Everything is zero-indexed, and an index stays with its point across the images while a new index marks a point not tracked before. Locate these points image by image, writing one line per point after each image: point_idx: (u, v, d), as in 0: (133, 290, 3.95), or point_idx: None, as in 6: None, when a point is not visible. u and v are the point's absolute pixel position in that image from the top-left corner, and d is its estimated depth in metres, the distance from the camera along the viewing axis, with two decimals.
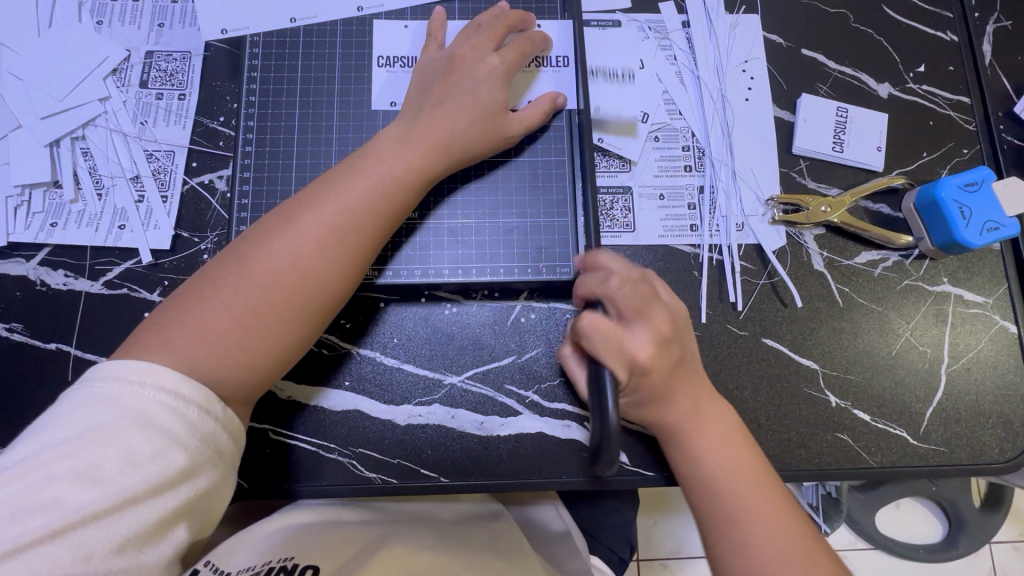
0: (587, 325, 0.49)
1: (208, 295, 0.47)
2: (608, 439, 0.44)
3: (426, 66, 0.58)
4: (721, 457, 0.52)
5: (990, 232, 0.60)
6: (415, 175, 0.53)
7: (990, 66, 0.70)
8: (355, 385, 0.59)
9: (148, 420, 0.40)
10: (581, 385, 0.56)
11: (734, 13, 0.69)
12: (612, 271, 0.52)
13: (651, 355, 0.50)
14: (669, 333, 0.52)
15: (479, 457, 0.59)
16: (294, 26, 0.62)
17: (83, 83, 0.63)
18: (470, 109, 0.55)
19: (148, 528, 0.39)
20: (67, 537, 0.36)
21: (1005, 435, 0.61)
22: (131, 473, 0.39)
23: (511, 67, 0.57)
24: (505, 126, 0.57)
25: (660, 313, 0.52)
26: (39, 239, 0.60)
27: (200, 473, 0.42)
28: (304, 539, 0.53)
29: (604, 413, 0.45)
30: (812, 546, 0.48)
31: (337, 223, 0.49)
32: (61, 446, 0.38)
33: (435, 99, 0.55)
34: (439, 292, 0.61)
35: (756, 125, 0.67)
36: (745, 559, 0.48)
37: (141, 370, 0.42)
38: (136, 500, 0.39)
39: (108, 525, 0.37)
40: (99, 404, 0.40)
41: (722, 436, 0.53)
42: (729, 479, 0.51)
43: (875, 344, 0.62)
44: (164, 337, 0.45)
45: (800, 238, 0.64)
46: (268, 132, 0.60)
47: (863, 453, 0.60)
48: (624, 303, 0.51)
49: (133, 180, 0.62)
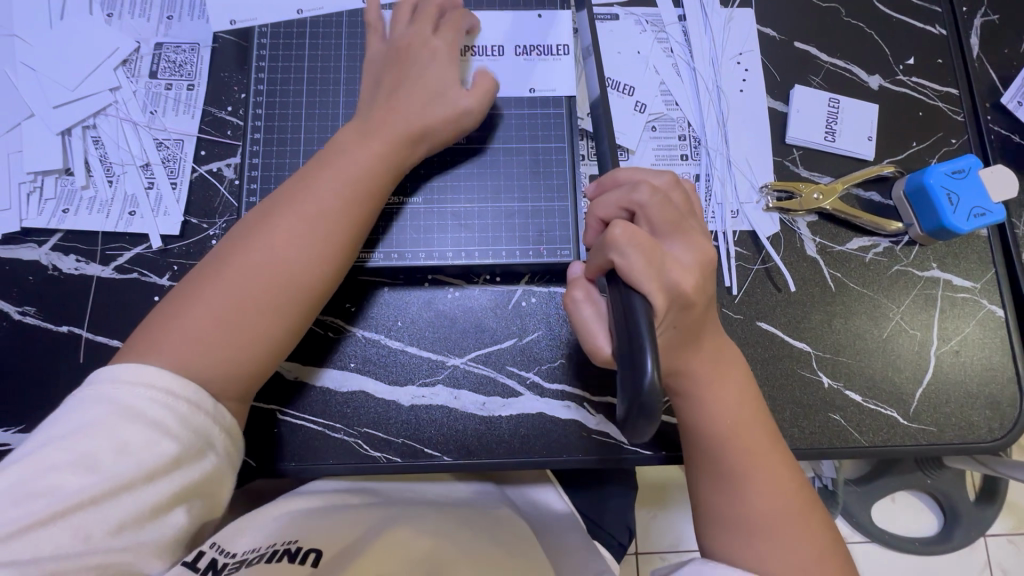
0: (621, 234, 0.45)
1: (188, 300, 0.48)
2: (648, 402, 0.37)
3: (374, 55, 0.59)
4: (733, 414, 0.52)
5: (977, 217, 0.62)
6: (384, 165, 0.54)
7: (978, 59, 0.72)
8: (360, 366, 0.61)
9: (140, 414, 0.43)
10: (599, 330, 0.50)
11: (729, 7, 0.71)
12: (639, 183, 0.49)
13: (690, 277, 0.48)
14: (707, 253, 0.50)
15: (481, 436, 0.60)
16: (300, 17, 0.64)
17: (94, 74, 0.65)
18: (422, 94, 0.56)
19: (144, 512, 0.42)
20: (67, 520, 0.39)
21: (993, 416, 0.63)
22: (125, 463, 0.41)
23: (451, 45, 0.58)
24: (460, 103, 0.57)
25: (694, 232, 0.50)
26: (52, 225, 0.62)
27: (193, 461, 0.44)
28: (305, 523, 0.55)
29: (641, 369, 0.38)
30: (798, 502, 0.50)
31: (308, 215, 0.51)
32: (61, 438, 0.41)
33: (389, 89, 0.56)
34: (442, 275, 0.63)
35: (750, 115, 0.68)
36: (737, 511, 0.50)
37: (129, 370, 0.44)
38: (130, 487, 0.41)
39: (104, 509, 0.40)
40: (97, 399, 0.43)
41: (737, 394, 0.53)
42: (738, 432, 0.52)
43: (866, 327, 0.64)
44: (151, 342, 0.46)
45: (793, 225, 0.66)
46: (276, 120, 0.61)
47: (855, 432, 0.62)
48: (657, 215, 0.49)
49: (143, 168, 0.64)
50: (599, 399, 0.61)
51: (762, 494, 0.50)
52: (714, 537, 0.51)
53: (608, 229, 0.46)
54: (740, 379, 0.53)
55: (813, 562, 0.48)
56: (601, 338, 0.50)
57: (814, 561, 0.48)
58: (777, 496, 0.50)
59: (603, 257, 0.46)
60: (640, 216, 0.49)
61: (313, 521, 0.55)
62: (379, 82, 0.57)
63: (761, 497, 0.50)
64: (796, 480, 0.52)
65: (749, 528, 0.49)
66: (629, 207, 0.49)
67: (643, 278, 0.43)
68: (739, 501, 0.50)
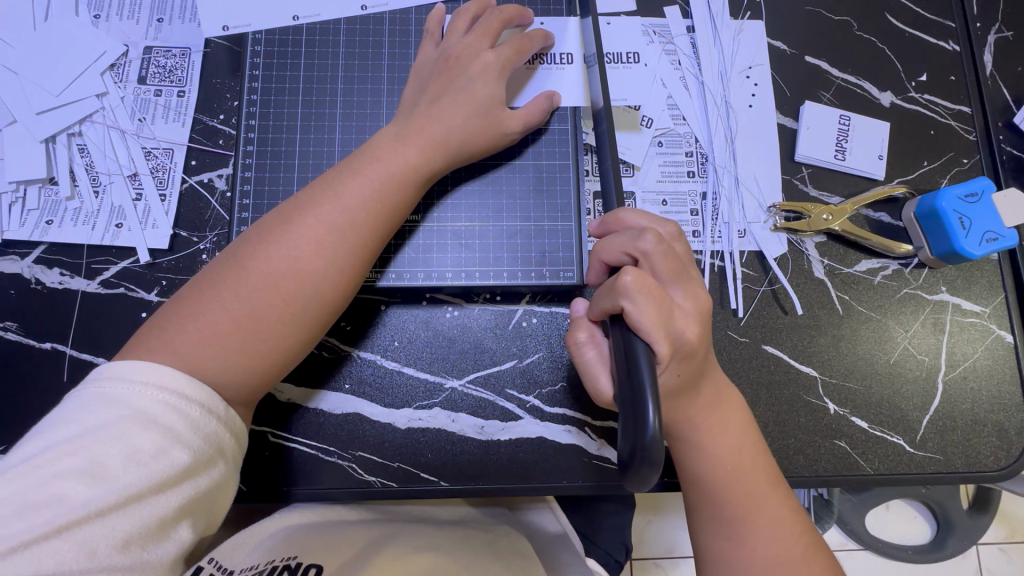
0: (632, 281, 0.43)
1: (208, 298, 0.46)
2: (650, 454, 0.36)
3: (423, 65, 0.57)
4: (734, 451, 0.51)
5: (989, 242, 0.60)
6: (413, 172, 0.52)
7: (991, 76, 0.70)
8: (355, 388, 0.59)
9: (152, 418, 0.40)
10: (602, 372, 0.49)
11: (739, 19, 0.69)
12: (645, 229, 0.47)
13: (693, 326, 0.46)
14: (706, 301, 0.49)
15: (479, 460, 0.58)
16: (296, 24, 0.61)
17: (80, 79, 0.62)
18: (467, 104, 0.54)
19: (152, 525, 0.38)
20: (73, 533, 0.35)
21: (1001, 443, 0.62)
22: (134, 471, 0.38)
23: (506, 63, 0.56)
24: (504, 122, 0.56)
25: (694, 281, 0.49)
26: (34, 237, 0.59)
27: (204, 470, 0.41)
28: (305, 538, 0.53)
29: (644, 420, 0.37)
30: (801, 544, 0.49)
31: (337, 224, 0.49)
32: (64, 444, 0.38)
33: (432, 95, 0.55)
34: (441, 295, 0.61)
35: (759, 132, 0.67)
36: (738, 553, 0.49)
37: (143, 371, 0.41)
38: (140, 498, 0.38)
39: (112, 521, 0.37)
40: (102, 403, 0.40)
41: (736, 430, 0.52)
42: (738, 474, 0.50)
43: (874, 351, 0.63)
44: (165, 339, 0.44)
45: (801, 246, 0.64)
46: (271, 131, 0.59)
47: (861, 460, 0.61)
48: (660, 264, 0.47)
49: (131, 178, 0.61)
50: (601, 424, 0.59)
51: (762, 539, 0.49)
52: None
53: (618, 274, 0.44)
54: (740, 419, 0.52)
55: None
56: (602, 379, 0.49)
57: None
58: (778, 541, 0.49)
59: (610, 301, 0.44)
60: (643, 264, 0.47)
61: (313, 535, 0.54)
62: (423, 89, 0.56)
63: (762, 538, 0.49)
64: (798, 521, 0.50)
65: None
66: (633, 254, 0.48)
67: (650, 327, 0.42)
68: (737, 545, 0.49)
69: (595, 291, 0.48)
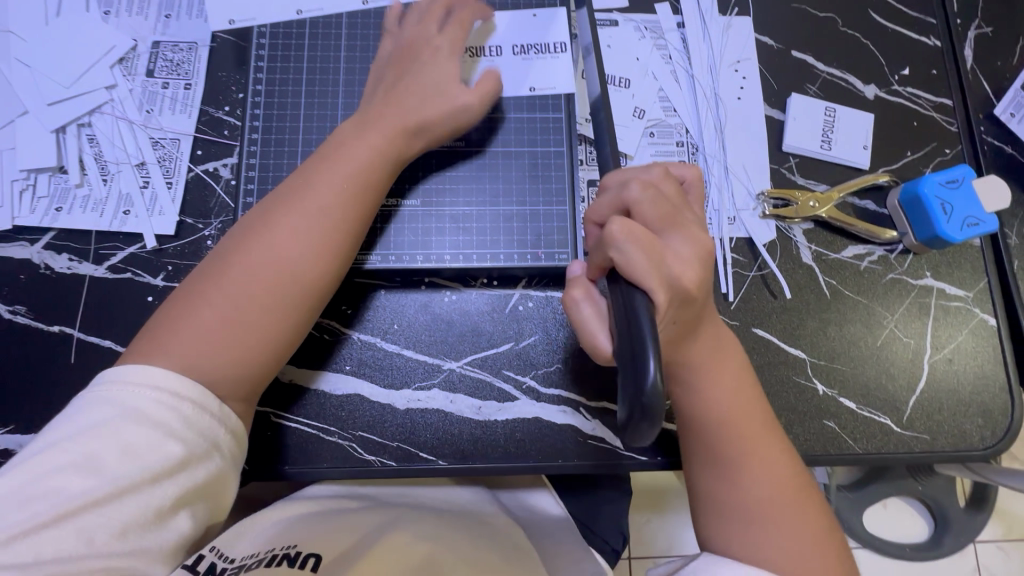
0: (619, 231, 0.44)
1: (195, 300, 0.48)
2: (650, 404, 0.37)
3: (382, 55, 0.60)
4: (732, 398, 0.52)
5: (970, 227, 0.62)
6: (382, 158, 0.54)
7: (972, 71, 0.73)
8: (356, 369, 0.60)
9: (145, 415, 0.42)
10: (599, 329, 0.48)
11: (728, 15, 0.71)
12: (630, 180, 0.48)
13: (691, 270, 0.46)
14: (704, 243, 0.49)
15: (477, 440, 0.60)
16: (300, 18, 0.63)
17: (90, 72, 0.64)
18: (421, 87, 0.56)
19: (149, 515, 0.40)
20: (72, 522, 0.38)
21: (985, 423, 0.64)
22: (128, 464, 0.40)
23: (456, 40, 0.59)
24: (475, 102, 0.57)
25: (690, 225, 0.49)
26: (44, 223, 0.61)
27: (199, 464, 0.43)
28: (307, 528, 0.55)
29: (643, 372, 0.38)
30: (794, 485, 0.51)
31: (311, 212, 0.51)
32: (64, 441, 0.40)
33: (392, 83, 0.57)
34: (439, 278, 0.63)
35: (747, 122, 0.69)
36: (737, 496, 0.51)
37: (137, 370, 0.43)
38: (135, 489, 0.40)
39: (109, 512, 0.39)
40: (101, 402, 0.42)
41: (732, 377, 0.53)
42: (737, 419, 0.52)
43: (861, 334, 0.65)
44: (156, 342, 0.46)
45: (789, 232, 0.66)
46: (274, 120, 0.61)
47: (849, 439, 0.62)
48: (650, 212, 0.47)
49: (139, 167, 0.63)
50: (596, 404, 0.61)
51: (759, 482, 0.51)
52: (717, 527, 0.52)
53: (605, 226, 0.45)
54: (734, 365, 0.54)
55: (811, 550, 0.49)
56: (601, 337, 0.48)
57: (810, 547, 0.49)
58: (774, 483, 0.51)
59: (603, 254, 0.46)
60: (634, 214, 0.48)
61: (317, 524, 0.56)
62: (380, 81, 0.58)
63: (756, 482, 0.51)
64: (790, 464, 0.52)
65: (747, 518, 0.50)
66: (622, 207, 0.48)
67: (644, 274, 0.43)
68: (741, 494, 0.51)
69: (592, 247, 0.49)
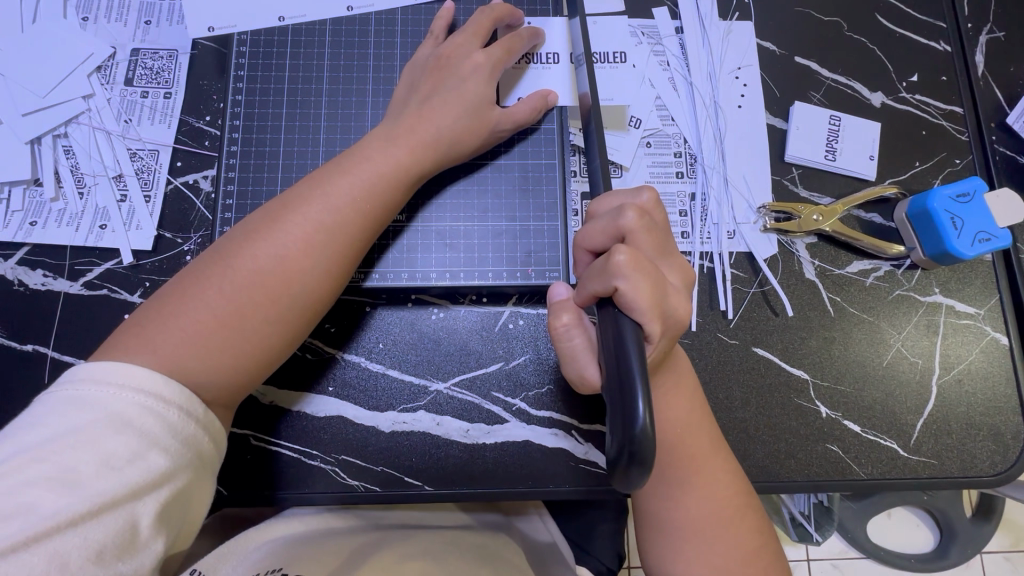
0: (625, 261, 0.42)
1: (192, 295, 0.46)
2: (641, 449, 0.35)
3: (416, 63, 0.58)
4: (678, 417, 0.51)
5: (982, 243, 0.60)
6: (401, 174, 0.52)
7: (983, 77, 0.70)
8: (338, 390, 0.58)
9: (127, 421, 0.39)
10: (587, 358, 0.47)
11: (728, 19, 0.69)
12: (625, 206, 0.46)
13: (682, 301, 0.46)
14: (685, 272, 0.49)
15: (465, 464, 0.57)
16: (282, 25, 0.61)
17: (67, 80, 0.62)
18: (456, 104, 0.54)
19: (127, 534, 0.37)
20: (43, 545, 0.34)
21: (997, 447, 0.61)
22: (107, 477, 0.37)
23: (498, 64, 0.57)
24: (495, 121, 0.56)
25: (675, 253, 0.49)
26: (18, 238, 0.59)
27: (182, 474, 0.40)
28: (300, 548, 0.52)
29: (634, 413, 0.36)
30: (732, 504, 0.50)
31: (326, 223, 0.49)
32: (34, 450, 0.36)
33: (423, 94, 0.55)
34: (426, 296, 0.61)
35: (749, 132, 0.66)
36: (672, 513, 0.50)
37: (119, 372, 0.40)
38: (114, 505, 0.37)
39: (86, 531, 0.35)
40: (75, 407, 0.39)
41: (680, 396, 0.51)
42: (680, 438, 0.50)
43: (867, 353, 0.62)
44: (145, 338, 0.44)
45: (792, 247, 0.64)
46: (255, 131, 0.59)
47: (854, 464, 0.60)
48: (644, 241, 0.46)
49: (116, 179, 0.61)
50: (589, 428, 0.59)
51: (695, 500, 0.50)
52: (648, 538, 0.51)
53: (609, 254, 0.43)
54: (684, 384, 0.52)
55: (735, 566, 0.48)
56: (589, 367, 0.47)
57: (737, 564, 0.49)
58: (711, 502, 0.50)
59: (602, 283, 0.43)
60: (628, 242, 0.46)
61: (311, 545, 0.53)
62: (414, 89, 0.56)
63: (691, 499, 0.50)
64: (733, 484, 0.51)
65: (676, 533, 0.50)
66: (617, 234, 0.46)
67: (644, 308, 0.41)
68: (675, 508, 0.50)
69: (584, 274, 0.46)
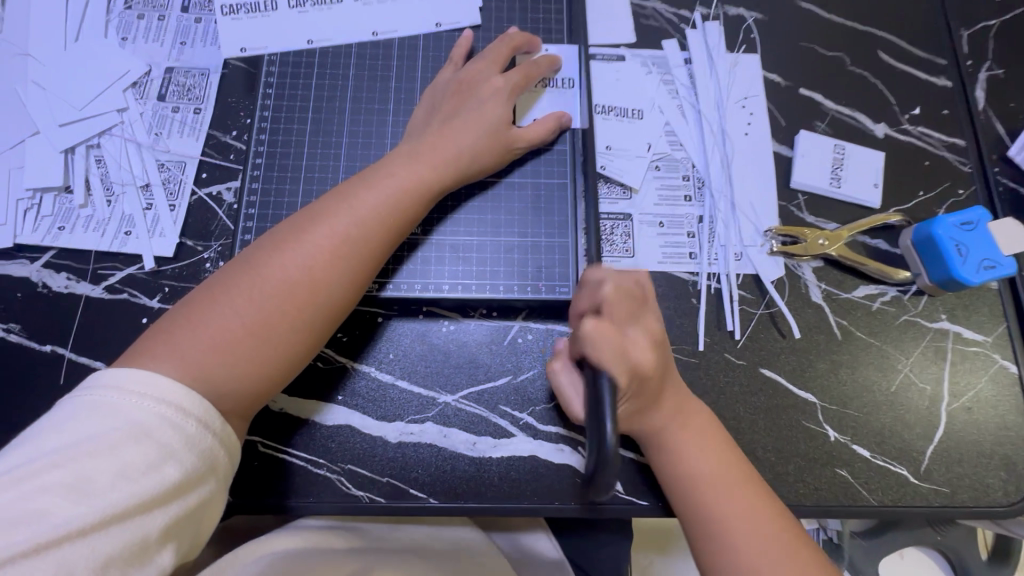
0: (590, 329, 0.46)
1: (219, 304, 0.47)
2: (604, 466, 0.41)
3: (437, 86, 0.61)
4: (702, 451, 0.52)
5: (985, 270, 0.60)
6: (422, 187, 0.54)
7: (984, 111, 0.72)
8: (347, 399, 0.59)
9: (146, 431, 0.39)
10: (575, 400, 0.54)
11: (735, 52, 0.72)
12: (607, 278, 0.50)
13: (652, 359, 0.49)
14: (659, 332, 0.51)
15: (470, 478, 0.57)
16: (310, 47, 0.64)
17: (103, 95, 0.65)
18: (477, 124, 0.57)
19: (134, 547, 0.37)
20: (51, 554, 0.34)
21: (1009, 477, 0.60)
22: (123, 488, 0.37)
23: (515, 87, 0.60)
24: (511, 140, 0.59)
25: (651, 317, 0.51)
26: (46, 241, 0.61)
27: (195, 488, 0.40)
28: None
29: (601, 434, 0.41)
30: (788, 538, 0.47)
31: (351, 234, 0.50)
32: (55, 455, 0.37)
33: (445, 115, 0.58)
34: (439, 308, 0.61)
35: (756, 159, 0.68)
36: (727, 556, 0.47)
37: (142, 381, 0.41)
38: (125, 516, 0.37)
39: (93, 541, 0.36)
40: (98, 414, 0.39)
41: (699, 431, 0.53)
42: (709, 471, 0.51)
43: (874, 378, 0.62)
44: (171, 344, 0.44)
45: (798, 270, 0.65)
46: (280, 146, 0.61)
47: (864, 491, 0.59)
48: (618, 310, 0.49)
49: (144, 188, 0.63)
50: None
51: (748, 538, 0.47)
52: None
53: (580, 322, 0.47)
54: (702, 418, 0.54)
55: None
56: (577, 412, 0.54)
57: None
58: (762, 536, 0.47)
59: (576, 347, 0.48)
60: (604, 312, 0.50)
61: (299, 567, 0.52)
62: (436, 111, 0.58)
63: (743, 538, 0.47)
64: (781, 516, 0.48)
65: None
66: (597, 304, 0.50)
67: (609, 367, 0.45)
68: (722, 548, 0.48)
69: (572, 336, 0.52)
